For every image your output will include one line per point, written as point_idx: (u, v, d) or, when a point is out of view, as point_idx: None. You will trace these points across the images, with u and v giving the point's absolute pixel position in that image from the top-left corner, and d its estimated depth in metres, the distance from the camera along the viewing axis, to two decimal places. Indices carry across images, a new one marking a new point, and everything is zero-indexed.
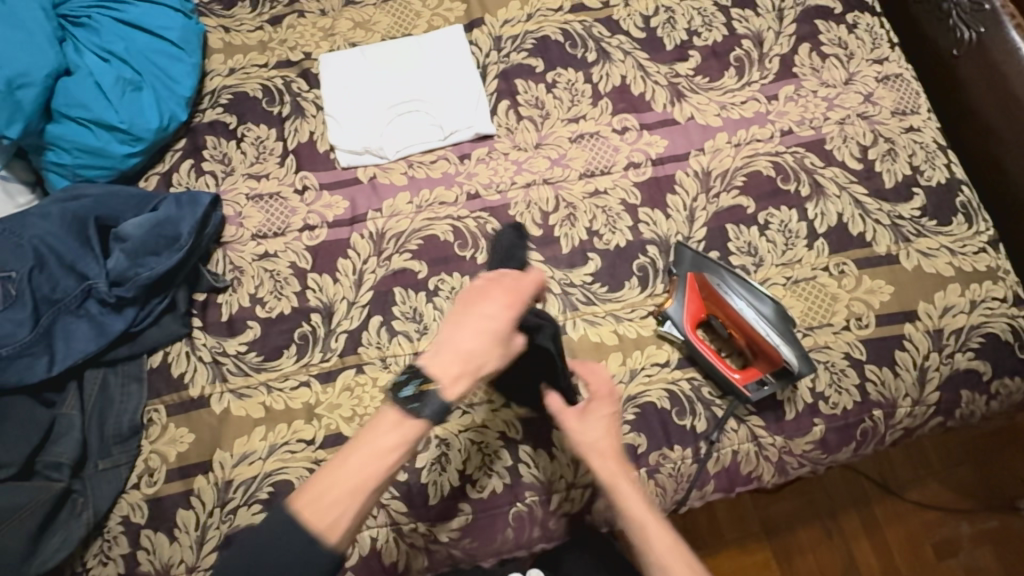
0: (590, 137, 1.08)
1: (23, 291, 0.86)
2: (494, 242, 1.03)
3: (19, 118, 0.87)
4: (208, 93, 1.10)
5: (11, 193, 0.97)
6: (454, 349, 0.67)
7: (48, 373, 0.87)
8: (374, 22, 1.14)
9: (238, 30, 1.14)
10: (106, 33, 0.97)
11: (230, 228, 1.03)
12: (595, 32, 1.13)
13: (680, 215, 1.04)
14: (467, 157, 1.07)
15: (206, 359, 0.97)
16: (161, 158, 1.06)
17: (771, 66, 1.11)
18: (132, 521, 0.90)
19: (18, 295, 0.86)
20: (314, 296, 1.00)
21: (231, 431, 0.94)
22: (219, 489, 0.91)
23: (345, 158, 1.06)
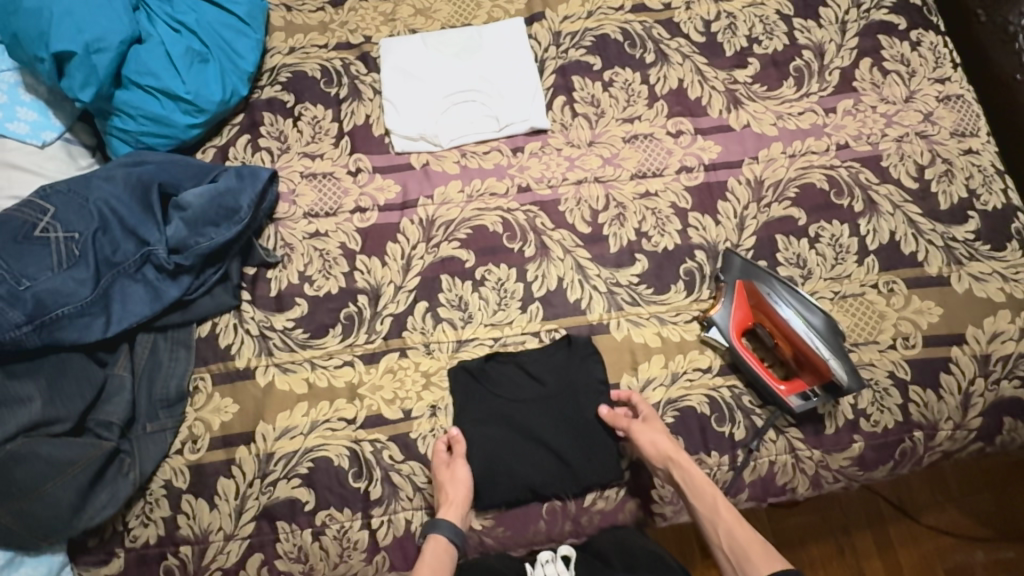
0: (644, 138, 1.08)
1: (87, 253, 0.87)
2: (543, 236, 1.03)
3: (93, 82, 0.89)
4: (268, 71, 1.11)
5: (73, 155, 1.00)
6: (449, 499, 0.87)
7: (104, 333, 0.88)
8: (434, 10, 1.15)
9: (300, 9, 1.15)
10: (178, 5, 0.99)
11: (283, 206, 1.04)
12: (655, 34, 1.13)
13: (730, 222, 1.04)
14: (520, 151, 1.07)
15: (253, 332, 0.98)
16: (218, 131, 1.07)
17: (830, 79, 1.11)
18: (174, 486, 0.91)
19: (82, 256, 0.87)
20: (362, 278, 1.01)
21: (274, 405, 0.95)
22: (260, 461, 0.92)
23: (399, 143, 1.07)
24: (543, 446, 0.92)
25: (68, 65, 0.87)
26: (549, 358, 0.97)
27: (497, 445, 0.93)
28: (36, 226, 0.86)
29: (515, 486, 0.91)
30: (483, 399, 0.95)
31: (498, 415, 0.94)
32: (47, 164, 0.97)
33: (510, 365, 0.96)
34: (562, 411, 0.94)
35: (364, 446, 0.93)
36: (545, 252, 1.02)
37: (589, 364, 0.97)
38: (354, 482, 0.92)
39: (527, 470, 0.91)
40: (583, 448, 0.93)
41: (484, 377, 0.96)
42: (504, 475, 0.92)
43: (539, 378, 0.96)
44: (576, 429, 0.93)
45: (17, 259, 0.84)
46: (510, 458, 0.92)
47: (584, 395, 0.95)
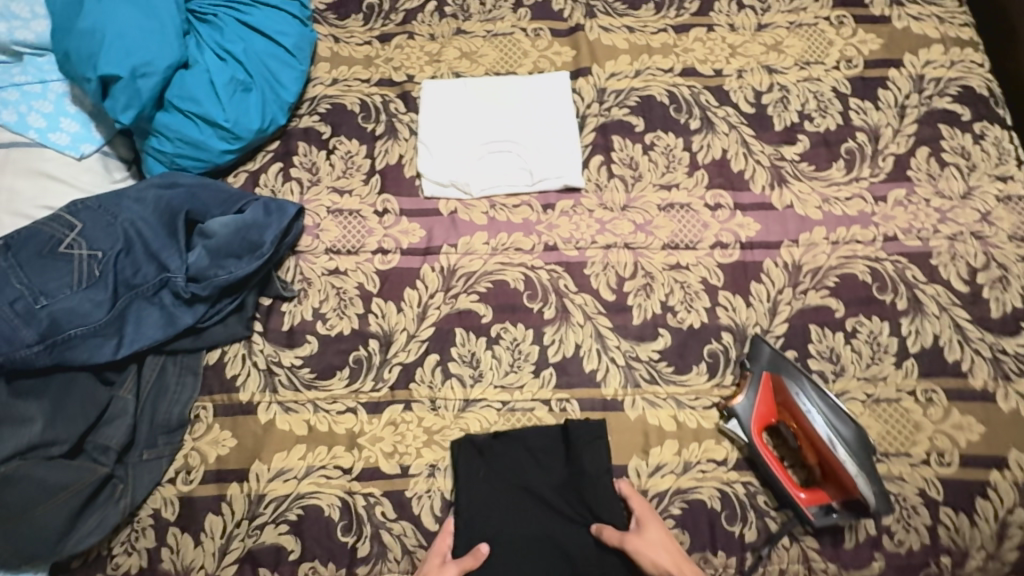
0: (681, 207, 1.05)
1: (106, 273, 0.87)
2: (565, 299, 1.00)
3: (135, 106, 0.89)
4: (309, 100, 1.12)
5: (109, 169, 1.01)
6: None
7: (114, 355, 0.87)
8: (480, 55, 1.14)
9: (348, 42, 1.16)
10: (227, 32, 0.98)
11: (306, 239, 1.03)
12: (702, 100, 1.10)
13: (762, 305, 0.99)
14: (551, 207, 1.05)
15: (260, 366, 0.97)
16: (253, 156, 1.07)
17: (883, 165, 1.05)
18: (163, 516, 0.90)
19: (100, 276, 0.87)
20: (376, 321, 0.99)
21: (272, 444, 0.93)
22: (250, 501, 0.91)
23: (429, 187, 1.05)
24: (552, 543, 0.87)
25: (113, 87, 0.88)
26: (557, 444, 0.93)
27: (502, 535, 0.88)
28: (61, 239, 0.87)
29: None
30: (487, 483, 0.90)
31: (505, 503, 0.89)
32: (82, 176, 0.97)
33: (517, 447, 0.92)
34: (570, 502, 0.90)
35: (357, 499, 0.91)
36: (565, 316, 0.99)
37: (599, 455, 0.91)
38: (342, 535, 0.89)
39: (530, 566, 0.86)
40: (593, 550, 0.87)
41: (489, 457, 0.92)
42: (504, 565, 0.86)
43: (546, 465, 0.92)
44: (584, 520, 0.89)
45: (38, 270, 0.85)
46: (511, 547, 0.87)
47: (598, 495, 0.89)
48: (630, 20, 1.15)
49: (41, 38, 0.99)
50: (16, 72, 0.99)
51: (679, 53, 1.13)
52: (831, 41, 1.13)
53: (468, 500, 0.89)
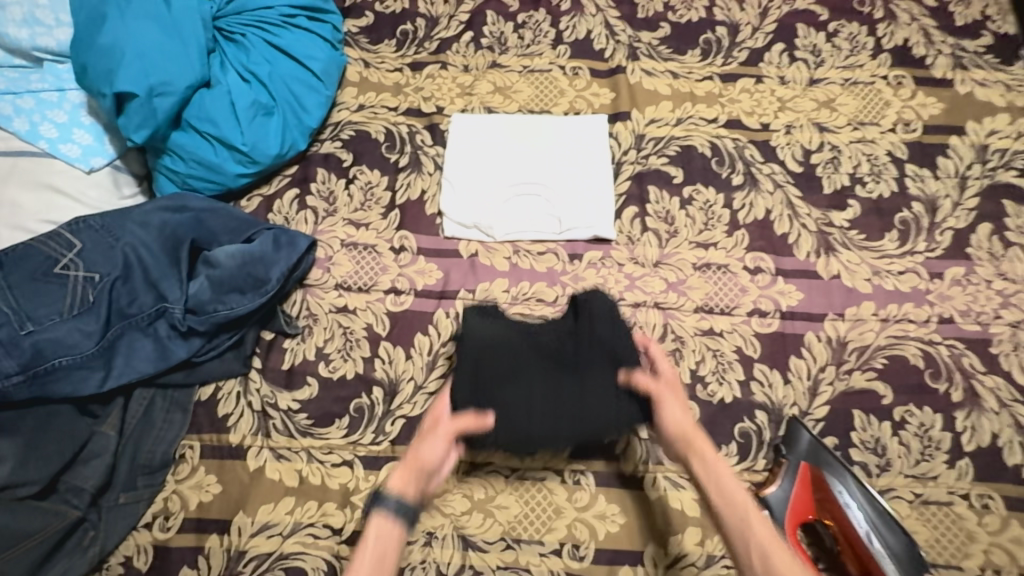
0: (717, 268, 0.97)
1: (101, 301, 0.82)
2: None
3: (149, 126, 0.84)
4: (332, 124, 1.07)
5: (118, 184, 0.96)
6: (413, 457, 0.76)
7: (99, 389, 0.82)
8: (515, 90, 1.08)
9: (378, 67, 1.12)
10: (254, 53, 0.93)
11: (316, 272, 0.97)
12: (747, 154, 1.03)
13: (801, 384, 0.91)
14: (578, 258, 0.98)
15: (255, 406, 0.90)
16: (269, 179, 1.02)
17: (940, 239, 0.97)
18: (134, 565, 0.83)
19: (95, 304, 0.81)
20: (382, 367, 0.92)
21: (259, 495, 0.86)
22: (229, 557, 0.83)
23: (451, 227, 0.99)
24: (550, 389, 0.78)
25: (128, 105, 0.83)
26: (566, 321, 0.85)
27: (508, 386, 0.78)
28: (57, 261, 0.82)
29: (524, 412, 0.77)
30: (488, 344, 0.81)
31: (506, 352, 0.80)
32: (88, 192, 0.93)
33: (517, 326, 0.84)
34: (583, 347, 0.80)
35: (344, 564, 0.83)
36: None
37: (615, 326, 0.82)
38: None
39: (543, 404, 0.77)
40: (608, 396, 0.78)
41: (489, 324, 0.84)
42: (508, 390, 0.78)
43: (549, 334, 0.83)
44: (601, 360, 0.79)
45: (29, 296, 0.79)
46: (503, 394, 0.78)
47: (610, 358, 0.79)
48: (674, 65, 1.09)
49: (63, 47, 0.95)
50: (35, 79, 0.96)
51: (725, 103, 1.06)
52: (888, 101, 1.06)
53: (463, 380, 0.78)
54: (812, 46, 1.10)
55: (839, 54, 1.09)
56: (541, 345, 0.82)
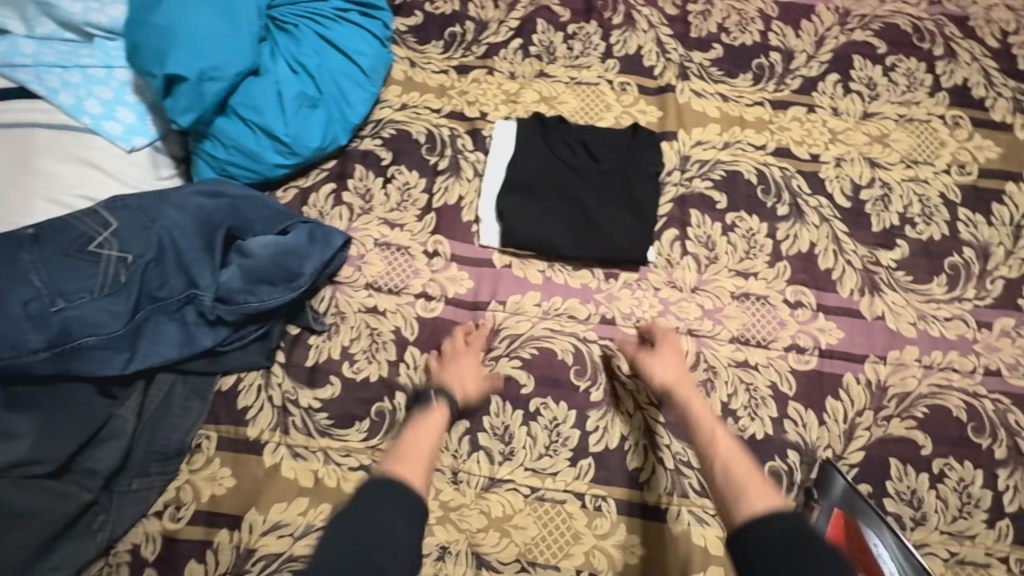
0: (757, 299, 0.95)
1: (133, 282, 0.80)
2: (615, 382, 0.91)
3: (196, 110, 0.83)
4: (374, 121, 1.06)
5: (157, 165, 0.96)
6: (462, 261, 0.97)
7: (122, 370, 0.80)
8: (560, 101, 1.07)
9: (424, 68, 1.11)
10: (304, 44, 0.92)
11: (347, 269, 0.95)
12: (794, 184, 1.01)
13: (836, 427, 0.88)
14: (613, 278, 0.96)
15: (275, 402, 0.89)
16: (306, 172, 1.01)
17: (991, 288, 0.94)
18: (141, 554, 0.81)
19: (126, 285, 0.80)
20: (407, 373, 0.90)
21: (272, 493, 0.84)
22: (238, 555, 0.81)
23: (486, 235, 0.97)
24: (578, 217, 0.94)
25: (177, 88, 0.82)
26: (621, 137, 0.99)
27: (544, 208, 0.95)
28: (94, 238, 0.81)
29: (554, 232, 0.94)
30: (537, 143, 0.99)
31: (552, 171, 0.97)
32: (126, 170, 0.92)
33: (576, 134, 0.99)
34: (611, 184, 0.96)
35: None
36: (613, 401, 0.90)
37: (649, 186, 0.96)
38: None
39: (569, 219, 0.94)
40: (625, 232, 0.93)
41: (550, 129, 1.00)
42: (530, 222, 0.94)
43: (598, 144, 0.98)
44: (631, 183, 0.96)
45: (63, 271, 0.78)
46: (541, 194, 0.95)
47: (638, 179, 0.96)
48: (725, 87, 1.07)
49: (115, 24, 0.95)
50: (84, 54, 0.95)
51: (774, 130, 1.04)
52: (943, 141, 1.03)
53: (519, 167, 0.97)
54: (867, 79, 1.08)
55: (894, 90, 1.07)
56: (579, 179, 0.96)
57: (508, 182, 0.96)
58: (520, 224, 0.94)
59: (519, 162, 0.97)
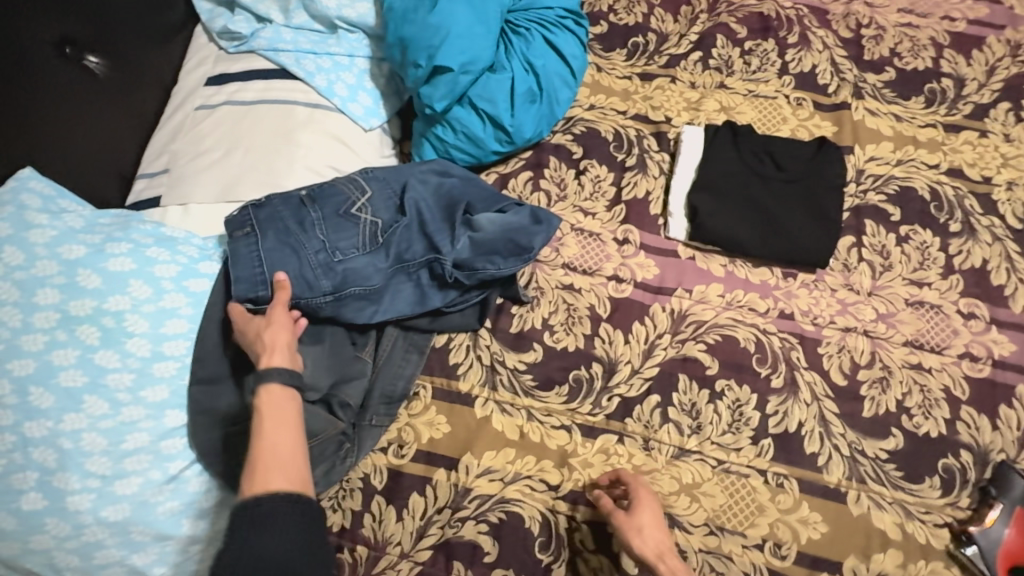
0: (931, 307, 1.00)
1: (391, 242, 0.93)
2: (795, 372, 0.97)
3: (449, 98, 0.96)
4: (566, 119, 1.16)
5: (383, 144, 1.08)
6: (649, 251, 1.05)
7: (370, 319, 0.92)
8: (738, 111, 1.15)
9: (609, 73, 1.21)
10: (533, 46, 1.03)
11: (546, 250, 1.06)
12: (967, 204, 1.06)
13: (1010, 433, 0.93)
14: (792, 277, 1.03)
15: (484, 361, 0.99)
16: (507, 160, 1.12)
17: None
18: (371, 483, 0.92)
19: (387, 244, 0.92)
20: (602, 346, 1.00)
21: (484, 441, 0.94)
22: (456, 492, 0.91)
23: (674, 228, 1.05)
24: (762, 220, 1.03)
25: (438, 77, 0.95)
26: (805, 149, 1.07)
27: (730, 208, 1.04)
28: (356, 202, 0.93)
29: (738, 231, 1.02)
30: (728, 149, 1.07)
31: (740, 176, 1.06)
32: (363, 146, 1.05)
33: (763, 144, 1.07)
34: (794, 193, 1.04)
35: (559, 519, 0.90)
36: (793, 389, 0.96)
37: (833, 196, 1.04)
38: (539, 551, 0.88)
39: (752, 220, 1.03)
40: (805, 237, 1.01)
41: (738, 137, 1.09)
42: (718, 220, 1.03)
43: (783, 155, 1.06)
44: (813, 194, 1.04)
45: (336, 226, 0.90)
46: (729, 195, 1.04)
47: (821, 189, 1.04)
48: (897, 108, 1.14)
49: (361, 19, 1.08)
50: (331, 44, 1.08)
51: (947, 152, 1.10)
52: None
53: (709, 170, 1.06)
54: None
55: None
56: (765, 186, 1.05)
57: (700, 182, 1.06)
58: (708, 220, 1.03)
59: (710, 165, 1.06)
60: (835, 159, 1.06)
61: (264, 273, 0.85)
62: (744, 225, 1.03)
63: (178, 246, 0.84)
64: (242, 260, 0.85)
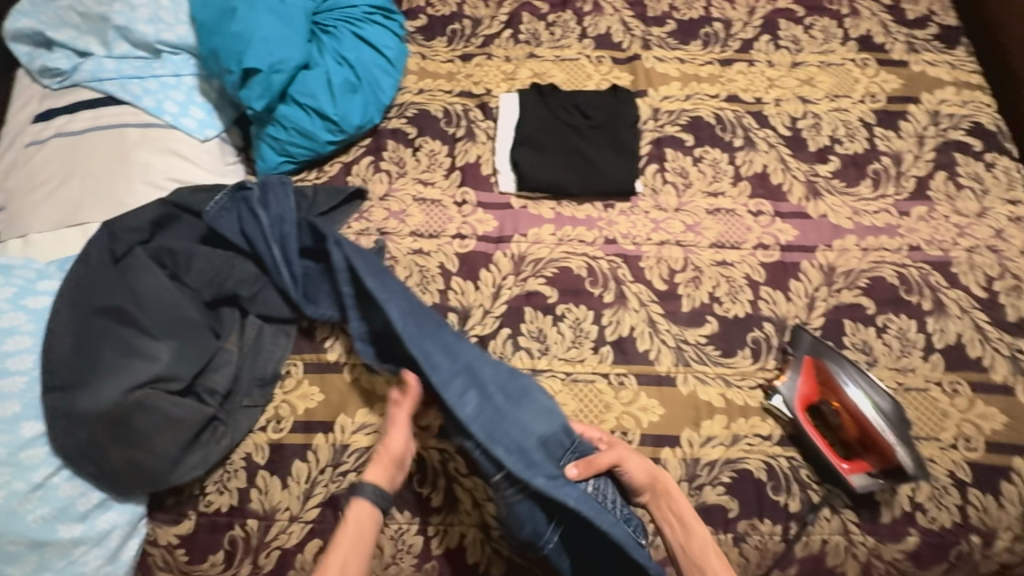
0: (726, 212, 1.18)
1: (274, 231, 1.05)
2: (623, 286, 1.11)
3: (266, 97, 1.05)
4: (397, 105, 1.26)
5: (224, 153, 1.15)
6: (486, 209, 1.17)
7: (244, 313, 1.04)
8: (549, 75, 1.30)
9: (433, 59, 1.32)
10: (344, 42, 1.14)
11: (393, 222, 1.15)
12: (745, 122, 1.25)
13: (800, 301, 1.10)
14: (611, 208, 1.17)
15: (348, 330, 1.07)
16: (347, 150, 1.21)
17: (906, 185, 1.19)
18: (253, 460, 0.98)
19: (267, 232, 1.04)
20: (455, 297, 1.10)
21: (357, 400, 1.02)
22: (335, 450, 0.99)
23: (504, 183, 1.18)
24: (576, 162, 1.17)
25: (251, 79, 1.03)
26: (605, 97, 1.23)
27: (547, 156, 1.17)
28: (246, 199, 1.06)
29: (557, 175, 1.16)
30: (538, 108, 1.21)
31: (552, 128, 1.19)
32: (203, 157, 1.12)
33: (568, 100, 1.22)
34: (600, 135, 1.19)
35: (432, 453, 0.99)
36: (623, 301, 1.10)
37: (632, 132, 1.20)
38: (418, 486, 0.97)
39: (568, 164, 1.17)
40: (613, 171, 1.16)
41: (546, 97, 1.23)
42: (538, 170, 1.16)
43: (586, 105, 1.21)
44: (616, 133, 1.19)
45: (229, 217, 1.05)
46: (545, 146, 1.18)
47: (621, 129, 1.19)
48: (681, 53, 1.32)
49: (181, 40, 1.14)
50: (156, 67, 1.14)
51: (724, 82, 1.29)
52: (857, 79, 1.29)
53: (525, 128, 1.19)
54: (792, 36, 1.33)
55: (814, 43, 1.33)
56: (574, 133, 1.19)
57: (522, 139, 1.19)
58: (530, 171, 1.16)
59: (525, 124, 1.20)
60: (631, 103, 1.22)
61: (117, 286, 0.95)
62: (561, 170, 1.16)
63: (13, 271, 0.93)
64: (85, 279, 0.95)
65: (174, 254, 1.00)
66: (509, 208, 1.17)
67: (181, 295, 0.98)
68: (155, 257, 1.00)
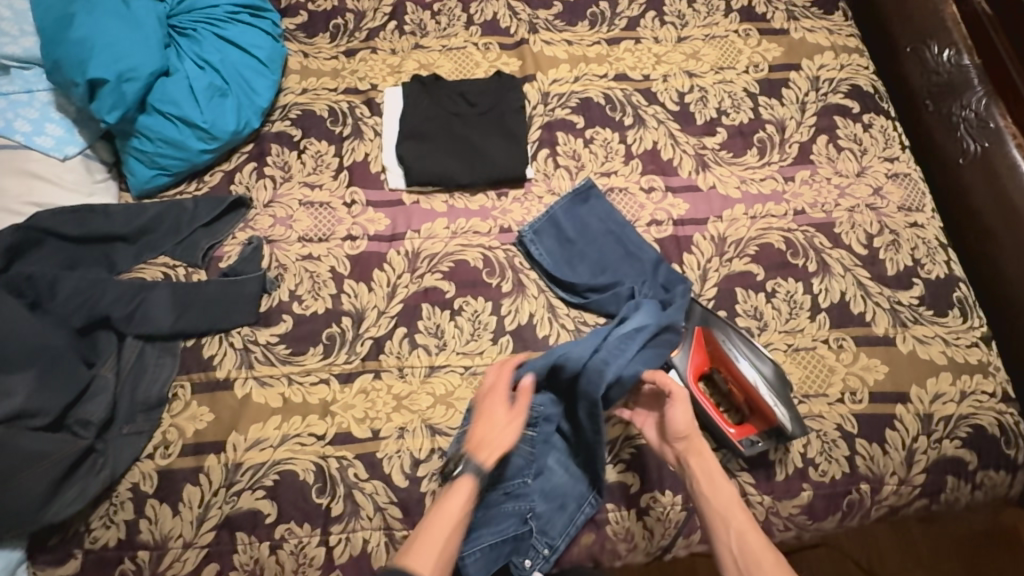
0: (619, 191, 1.18)
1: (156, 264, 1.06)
2: (520, 274, 1.11)
3: (119, 107, 1.02)
4: (280, 107, 1.21)
5: (91, 170, 1.09)
6: (377, 205, 1.15)
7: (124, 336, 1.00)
8: (437, 66, 1.27)
9: (316, 56, 1.27)
10: (205, 45, 1.11)
11: (279, 229, 1.11)
12: (634, 100, 1.25)
13: (693, 273, 1.12)
14: (504, 196, 1.16)
15: (237, 345, 1.03)
16: (228, 157, 1.16)
17: (790, 151, 1.22)
18: (141, 489, 0.94)
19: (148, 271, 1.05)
20: (348, 300, 1.07)
21: (249, 416, 0.99)
22: (228, 470, 0.95)
23: (393, 180, 1.16)
24: (464, 151, 1.15)
25: (101, 90, 1.01)
26: (490, 84, 1.22)
27: (434, 148, 1.15)
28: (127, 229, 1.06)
29: (445, 166, 1.14)
30: (423, 100, 1.20)
31: (438, 120, 1.18)
32: (65, 175, 1.06)
33: (453, 89, 1.21)
34: (487, 122, 1.18)
35: (331, 462, 0.97)
36: (521, 289, 1.10)
37: (519, 118, 1.20)
38: (317, 497, 0.95)
39: (456, 154, 1.15)
40: (502, 157, 1.15)
41: (430, 88, 1.21)
42: (426, 162, 1.14)
43: (471, 93, 1.20)
44: (502, 120, 1.19)
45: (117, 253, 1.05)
46: (431, 138, 1.16)
47: (508, 115, 1.19)
48: (568, 34, 1.31)
49: (28, 53, 1.07)
50: (3, 83, 1.07)
51: (612, 62, 1.29)
52: (740, 50, 1.31)
53: (410, 121, 1.18)
54: (677, 11, 1.34)
55: (698, 17, 1.34)
56: (460, 122, 1.18)
57: (407, 134, 1.17)
58: (417, 164, 1.14)
59: (410, 117, 1.18)
60: (517, 88, 1.22)
61: None
62: (450, 160, 1.15)
63: None
64: None
65: (33, 281, 0.97)
66: (401, 204, 1.15)
67: (44, 324, 0.94)
68: (13, 285, 0.97)
